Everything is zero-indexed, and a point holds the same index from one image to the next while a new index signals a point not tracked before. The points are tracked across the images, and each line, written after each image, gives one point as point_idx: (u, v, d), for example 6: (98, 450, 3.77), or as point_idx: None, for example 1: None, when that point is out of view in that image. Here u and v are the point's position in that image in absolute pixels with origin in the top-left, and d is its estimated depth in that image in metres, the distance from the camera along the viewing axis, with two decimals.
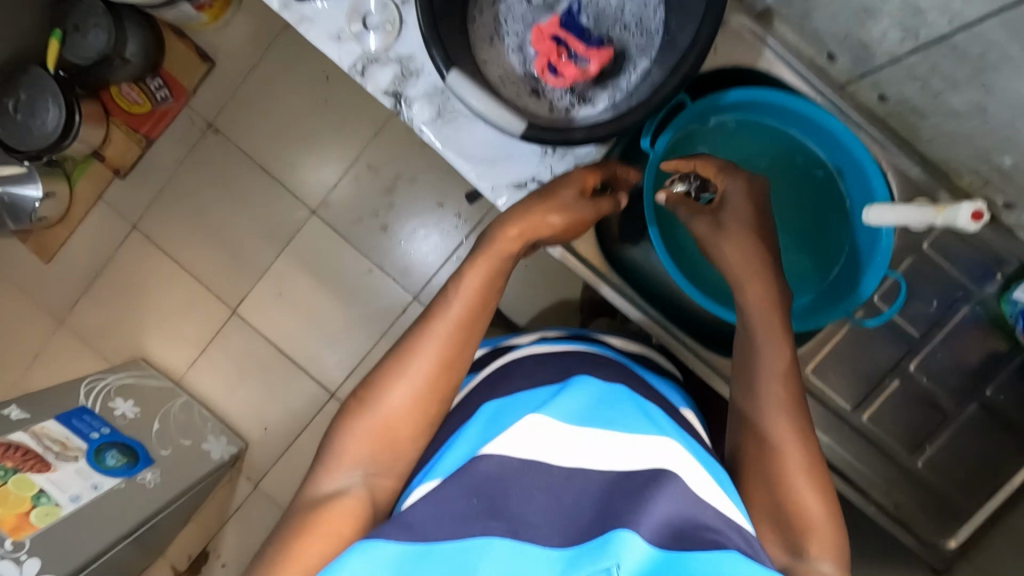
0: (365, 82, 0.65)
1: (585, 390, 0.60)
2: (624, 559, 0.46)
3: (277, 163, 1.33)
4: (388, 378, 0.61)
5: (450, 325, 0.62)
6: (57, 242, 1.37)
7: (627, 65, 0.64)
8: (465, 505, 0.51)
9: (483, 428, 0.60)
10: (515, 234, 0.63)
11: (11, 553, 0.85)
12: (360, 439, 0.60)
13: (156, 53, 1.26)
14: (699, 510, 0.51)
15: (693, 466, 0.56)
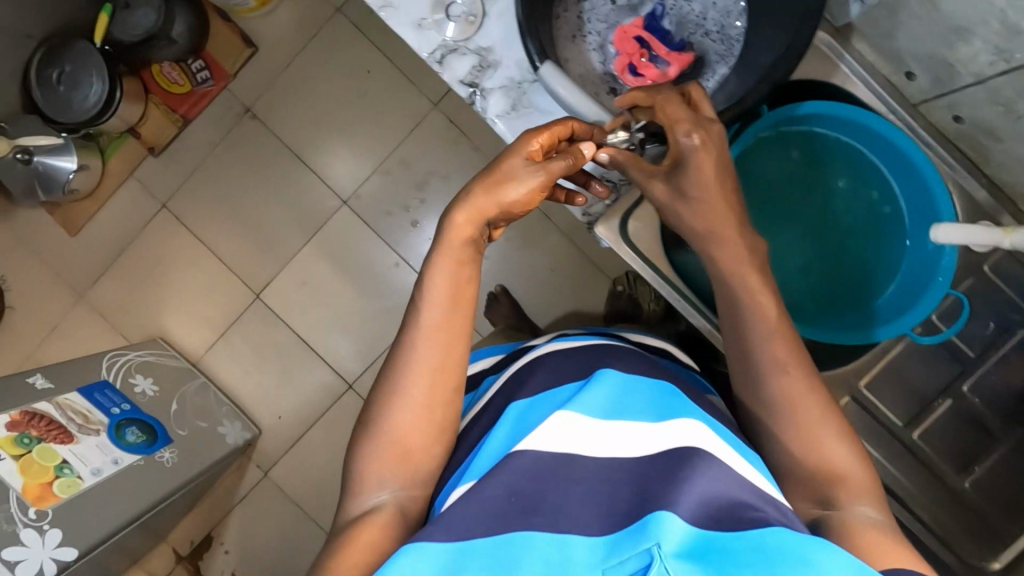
0: (442, 70, 0.66)
1: (605, 383, 0.59)
2: (666, 537, 0.42)
3: (312, 152, 1.34)
4: (393, 393, 0.60)
5: (437, 333, 0.60)
6: (84, 216, 1.37)
7: (705, 69, 0.66)
8: (504, 502, 0.49)
9: (516, 425, 0.59)
10: (467, 221, 0.59)
11: (34, 522, 0.83)
12: (376, 460, 0.60)
13: (202, 35, 1.26)
14: (736, 490, 0.49)
15: (719, 446, 0.54)
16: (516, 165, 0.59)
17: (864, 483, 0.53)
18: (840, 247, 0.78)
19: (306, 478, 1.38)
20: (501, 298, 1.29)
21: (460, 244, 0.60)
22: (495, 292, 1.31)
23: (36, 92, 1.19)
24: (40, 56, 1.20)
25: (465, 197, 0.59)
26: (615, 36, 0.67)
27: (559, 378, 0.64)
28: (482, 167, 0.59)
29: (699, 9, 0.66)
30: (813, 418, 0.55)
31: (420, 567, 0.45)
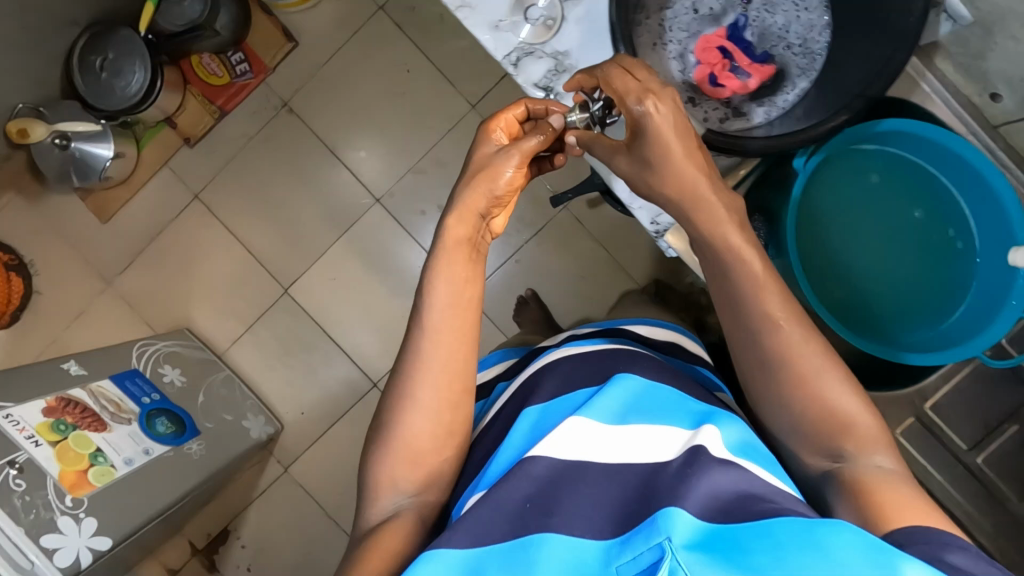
0: (517, 73, 0.66)
1: (615, 389, 0.58)
2: (675, 530, 0.39)
3: (349, 149, 1.34)
4: (401, 398, 0.61)
5: (442, 337, 0.60)
6: (116, 204, 1.37)
7: (784, 83, 0.64)
8: (521, 509, 0.50)
9: (529, 431, 0.58)
10: (456, 221, 0.61)
11: (70, 510, 0.83)
12: (390, 466, 0.60)
13: (245, 27, 1.26)
14: (745, 480, 0.47)
15: (728, 441, 0.52)
16: (489, 156, 0.62)
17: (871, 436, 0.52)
18: (915, 268, 0.79)
19: (327, 475, 1.37)
20: (531, 303, 1.29)
21: (454, 244, 0.61)
22: (525, 296, 1.30)
23: (77, 78, 1.20)
24: (84, 41, 1.20)
25: (455, 198, 0.61)
26: (697, 46, 0.64)
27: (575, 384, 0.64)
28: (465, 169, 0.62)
29: (781, 21, 0.64)
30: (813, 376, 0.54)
31: (439, 574, 0.46)
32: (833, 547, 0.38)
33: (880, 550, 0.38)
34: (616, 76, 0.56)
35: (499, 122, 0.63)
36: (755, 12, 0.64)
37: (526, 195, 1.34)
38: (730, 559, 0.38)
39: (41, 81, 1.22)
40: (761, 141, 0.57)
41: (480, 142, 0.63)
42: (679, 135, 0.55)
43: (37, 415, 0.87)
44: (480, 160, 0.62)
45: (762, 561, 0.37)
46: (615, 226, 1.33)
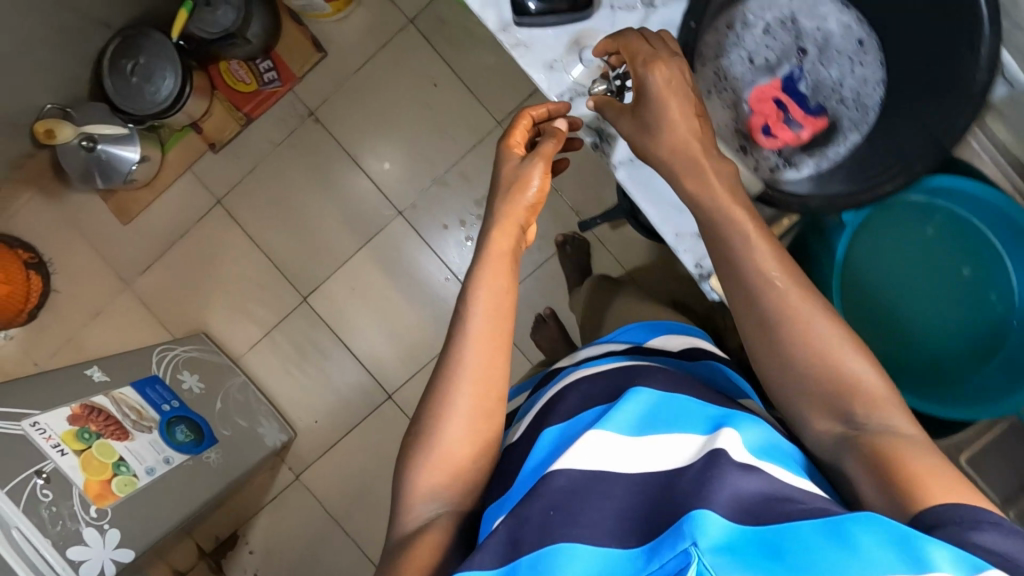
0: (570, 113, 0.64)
1: (626, 400, 0.53)
2: (705, 535, 0.37)
3: (374, 161, 1.34)
4: (433, 410, 0.57)
5: (478, 347, 0.57)
6: (138, 205, 1.37)
7: (835, 136, 0.56)
8: (546, 519, 0.45)
9: (551, 445, 0.55)
10: (504, 230, 0.59)
11: (95, 521, 0.83)
12: (420, 482, 0.55)
13: (275, 34, 1.27)
14: (770, 482, 0.44)
15: (750, 447, 0.47)
16: (514, 169, 0.60)
17: (879, 395, 0.48)
18: (956, 325, 0.79)
19: (340, 484, 1.37)
20: (549, 321, 1.29)
21: (498, 254, 0.59)
22: (544, 313, 1.31)
23: (107, 81, 1.19)
24: (115, 45, 1.19)
25: (491, 225, 0.60)
26: (751, 95, 0.56)
27: (597, 395, 0.59)
28: (498, 188, 0.60)
29: (836, 74, 0.56)
30: (815, 339, 0.49)
31: None
32: (858, 542, 0.37)
33: (902, 537, 0.38)
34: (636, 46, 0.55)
35: (514, 136, 0.61)
36: (811, 62, 0.56)
37: (548, 212, 1.34)
38: (761, 563, 0.36)
39: (70, 82, 1.22)
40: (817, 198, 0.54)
41: (503, 158, 0.61)
42: (686, 117, 0.53)
43: (63, 423, 0.87)
44: (502, 175, 0.61)
45: (795, 563, 0.36)
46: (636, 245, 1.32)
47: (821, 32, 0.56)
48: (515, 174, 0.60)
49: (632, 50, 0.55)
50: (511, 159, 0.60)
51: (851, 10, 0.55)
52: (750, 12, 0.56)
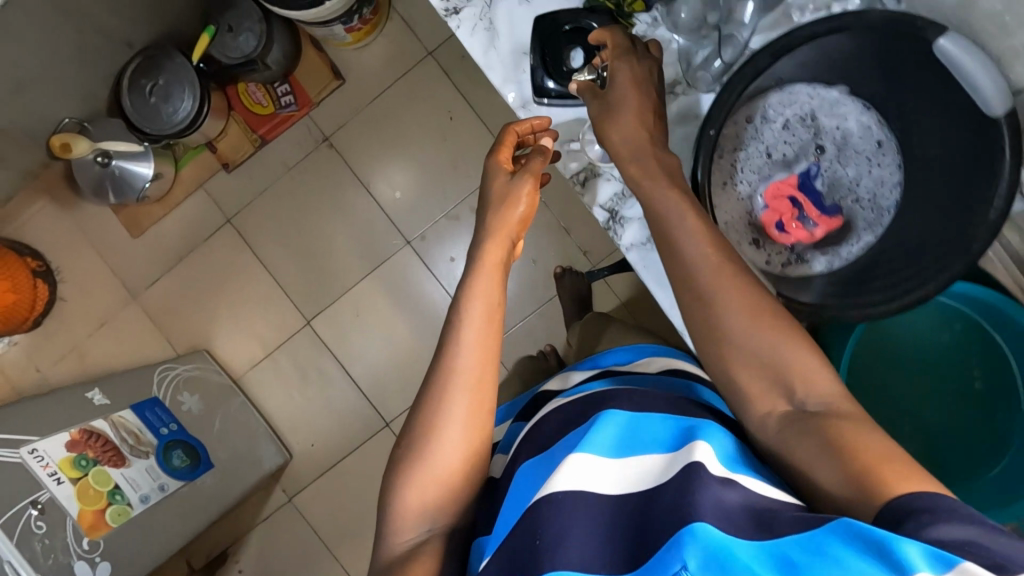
0: (585, 193, 0.63)
1: (601, 421, 0.51)
2: (690, 558, 0.36)
3: (386, 190, 1.34)
4: (417, 434, 0.54)
5: (464, 365, 0.54)
6: (149, 219, 1.38)
7: (848, 236, 0.56)
8: (531, 549, 0.43)
9: (532, 469, 0.52)
10: (496, 243, 0.58)
11: (86, 554, 0.85)
12: (405, 512, 0.53)
13: (294, 61, 1.27)
14: (751, 495, 0.42)
15: (726, 463, 0.45)
16: (504, 185, 0.59)
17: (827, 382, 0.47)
18: (961, 428, 0.80)
19: (332, 510, 1.37)
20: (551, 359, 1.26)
21: (484, 267, 0.57)
22: (545, 351, 1.28)
23: (125, 100, 1.20)
24: (135, 63, 1.20)
25: (476, 248, 0.58)
26: (767, 190, 0.56)
27: (576, 414, 0.56)
28: (484, 203, 0.60)
29: (852, 174, 0.56)
30: (760, 330, 0.48)
31: None
32: (838, 558, 0.36)
33: (881, 543, 0.36)
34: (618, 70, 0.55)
35: (502, 152, 0.60)
36: (828, 160, 0.56)
37: (556, 249, 1.34)
38: None
39: (89, 98, 1.24)
40: (829, 306, 0.52)
41: (491, 175, 0.60)
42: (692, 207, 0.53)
43: (61, 449, 0.88)
44: (490, 194, 0.60)
45: None
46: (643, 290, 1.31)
47: (840, 131, 0.56)
48: (502, 193, 0.59)
49: (615, 39, 0.56)
50: (499, 175, 0.60)
51: (872, 111, 0.55)
52: (770, 107, 0.56)
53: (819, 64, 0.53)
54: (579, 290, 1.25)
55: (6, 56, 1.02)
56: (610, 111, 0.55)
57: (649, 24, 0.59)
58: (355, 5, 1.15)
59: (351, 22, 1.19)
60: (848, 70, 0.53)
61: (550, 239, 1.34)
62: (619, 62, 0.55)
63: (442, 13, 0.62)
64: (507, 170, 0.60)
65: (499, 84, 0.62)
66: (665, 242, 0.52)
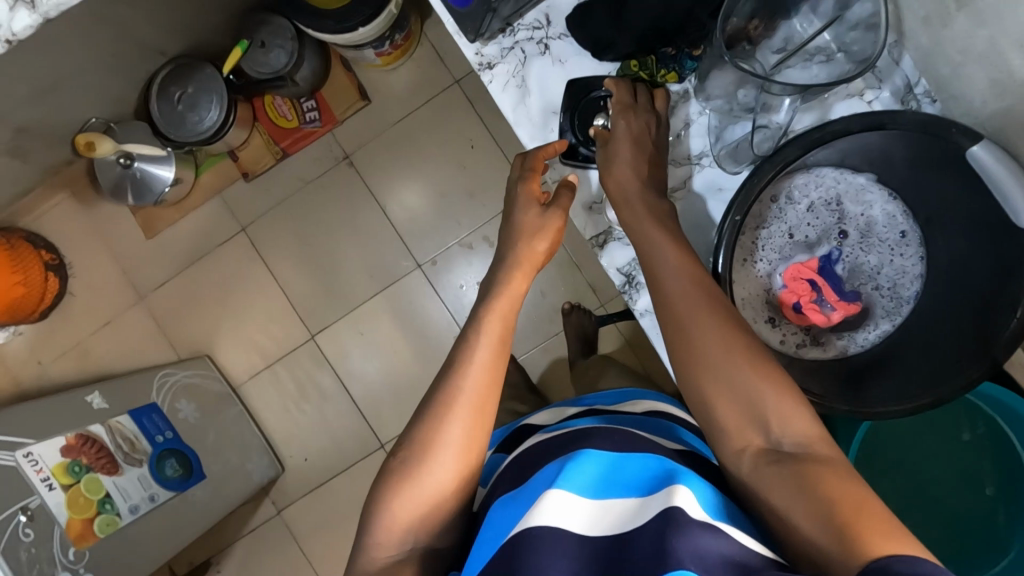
0: (602, 256, 0.62)
1: (580, 458, 0.49)
2: None
3: (401, 212, 1.35)
4: (406, 456, 0.53)
5: (466, 393, 0.53)
6: (164, 222, 1.38)
7: (866, 322, 0.56)
8: None
9: (508, 501, 0.50)
10: (519, 277, 0.58)
11: (70, 565, 0.83)
12: (384, 538, 0.51)
13: (321, 78, 1.29)
14: (732, 544, 0.41)
15: (712, 511, 0.44)
16: (536, 220, 0.59)
17: (806, 428, 0.44)
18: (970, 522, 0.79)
19: (319, 528, 1.36)
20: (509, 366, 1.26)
21: (500, 297, 0.57)
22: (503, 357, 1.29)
23: (153, 105, 1.22)
24: (165, 72, 1.22)
25: (496, 283, 0.58)
26: (786, 271, 0.56)
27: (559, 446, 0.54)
28: (511, 229, 0.60)
29: (874, 261, 0.56)
30: (747, 376, 0.46)
31: None
32: None
33: None
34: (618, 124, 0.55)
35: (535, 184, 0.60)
36: (851, 245, 0.56)
37: (565, 285, 1.34)
38: None
39: (117, 100, 1.25)
40: (845, 399, 0.51)
41: (522, 206, 0.60)
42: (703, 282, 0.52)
43: (56, 454, 0.88)
44: (522, 222, 0.59)
45: None
46: None
47: (864, 218, 0.56)
48: (534, 224, 0.59)
49: (621, 93, 0.56)
50: (528, 207, 0.60)
51: (897, 200, 0.55)
52: (796, 188, 0.56)
53: (850, 154, 0.53)
54: (585, 328, 1.25)
55: (40, 60, 1.03)
56: (620, 164, 0.55)
57: (681, 95, 0.59)
58: (387, 32, 1.16)
59: (383, 47, 1.20)
60: (877, 161, 0.53)
61: (560, 275, 1.34)
62: (624, 117, 0.55)
63: (475, 67, 0.61)
64: (536, 201, 0.60)
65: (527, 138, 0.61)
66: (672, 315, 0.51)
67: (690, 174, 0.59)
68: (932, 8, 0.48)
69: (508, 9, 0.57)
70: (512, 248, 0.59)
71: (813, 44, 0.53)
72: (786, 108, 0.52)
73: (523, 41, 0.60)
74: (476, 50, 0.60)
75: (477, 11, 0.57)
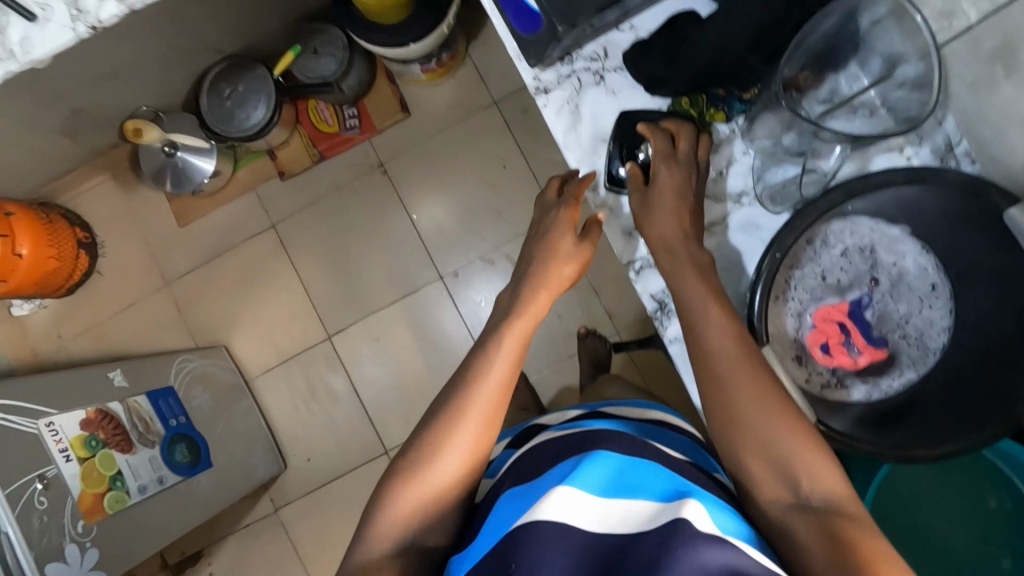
0: (637, 281, 0.63)
1: (590, 459, 0.50)
2: None
3: (429, 223, 1.38)
4: (416, 452, 0.54)
5: (480, 394, 0.55)
6: (197, 212, 1.42)
7: (891, 369, 0.57)
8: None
9: (515, 495, 0.51)
10: (543, 296, 0.61)
11: (79, 537, 0.83)
12: (386, 522, 0.52)
13: (366, 87, 1.34)
14: (738, 557, 0.42)
15: (718, 525, 0.44)
16: (571, 248, 0.62)
17: (825, 474, 0.46)
18: None
19: (315, 529, 1.35)
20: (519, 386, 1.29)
21: (523, 307, 0.60)
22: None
23: (203, 100, 1.27)
24: (219, 68, 1.27)
25: (524, 294, 0.61)
26: (818, 311, 0.58)
27: (569, 446, 0.56)
28: (542, 249, 0.63)
29: (903, 310, 0.57)
30: (766, 406, 0.49)
31: None
32: None
33: None
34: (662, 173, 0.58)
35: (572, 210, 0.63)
36: (881, 293, 0.58)
37: (582, 310, 1.35)
38: None
39: (168, 92, 1.30)
40: (869, 440, 0.52)
41: (557, 230, 0.63)
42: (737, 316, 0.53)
43: (76, 426, 0.89)
44: (557, 245, 0.62)
45: None
46: (663, 367, 1.30)
47: (896, 268, 0.57)
48: (565, 251, 0.62)
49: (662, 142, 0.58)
50: (563, 233, 0.63)
51: (930, 254, 0.56)
52: (831, 234, 0.57)
53: (887, 205, 0.56)
54: (599, 355, 1.26)
55: (103, 47, 1.08)
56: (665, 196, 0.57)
57: (727, 135, 0.61)
58: (435, 50, 1.21)
59: (429, 63, 1.25)
60: (912, 214, 0.55)
61: (579, 300, 1.35)
62: (664, 167, 0.58)
63: (531, 90, 0.63)
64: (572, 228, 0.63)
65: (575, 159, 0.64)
66: (702, 345, 0.52)
67: (729, 211, 0.61)
68: (979, 73, 0.51)
69: (570, 40, 0.60)
70: (540, 269, 0.62)
71: (858, 98, 0.56)
72: (835, 155, 0.56)
73: (580, 70, 0.62)
74: (534, 75, 0.63)
75: (542, 38, 0.60)
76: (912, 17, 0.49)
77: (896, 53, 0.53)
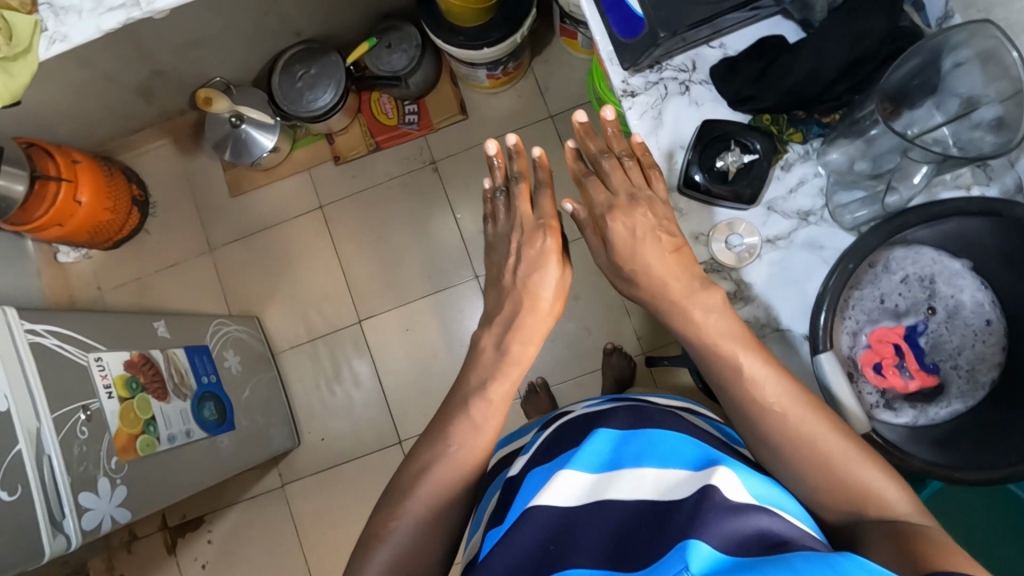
0: None
1: (591, 437, 0.56)
2: (694, 559, 0.38)
3: (472, 223, 1.41)
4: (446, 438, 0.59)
5: (489, 392, 0.62)
6: (250, 184, 1.46)
7: (940, 398, 0.59)
8: (541, 548, 0.47)
9: (538, 476, 0.55)
10: (532, 346, 0.65)
11: (111, 473, 0.84)
12: (440, 473, 0.58)
13: (429, 86, 1.39)
14: (769, 522, 0.43)
15: (751, 492, 0.47)
16: (561, 281, 0.68)
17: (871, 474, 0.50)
18: None
19: (319, 509, 1.36)
20: (541, 393, 1.30)
21: (513, 361, 0.64)
22: (536, 384, 1.32)
23: (275, 78, 1.32)
24: (295, 50, 1.32)
25: (541, 303, 0.66)
26: (874, 332, 0.60)
27: (585, 432, 0.59)
28: (528, 295, 0.66)
29: (957, 342, 0.59)
30: (803, 407, 0.52)
31: None
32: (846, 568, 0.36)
33: None
34: (640, 223, 0.61)
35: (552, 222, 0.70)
36: (937, 322, 0.60)
37: (612, 328, 1.37)
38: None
39: (243, 67, 1.36)
40: (920, 460, 0.54)
41: (541, 273, 0.67)
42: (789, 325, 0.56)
43: (120, 365, 0.91)
44: (541, 300, 0.66)
45: None
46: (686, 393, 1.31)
47: (953, 300, 0.59)
48: (544, 284, 0.66)
49: (611, 185, 0.65)
50: (551, 274, 0.67)
51: (987, 290, 0.59)
52: (893, 259, 0.60)
53: (950, 238, 0.58)
54: (623, 373, 1.27)
55: (195, 14, 1.14)
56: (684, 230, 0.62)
57: (801, 155, 0.65)
58: (504, 58, 1.26)
59: (495, 70, 1.30)
60: (974, 249, 0.57)
61: (609, 317, 1.37)
62: (625, 219, 0.62)
63: (618, 92, 0.68)
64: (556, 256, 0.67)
65: (578, 120, 0.67)
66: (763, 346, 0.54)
67: (796, 227, 0.64)
68: None
69: (661, 49, 0.65)
70: (529, 322, 0.65)
71: (931, 134, 0.58)
72: (921, 175, 0.56)
73: (668, 78, 0.67)
74: (622, 79, 0.68)
75: (642, 42, 0.65)
76: (1005, 57, 0.52)
77: (977, 94, 0.56)
